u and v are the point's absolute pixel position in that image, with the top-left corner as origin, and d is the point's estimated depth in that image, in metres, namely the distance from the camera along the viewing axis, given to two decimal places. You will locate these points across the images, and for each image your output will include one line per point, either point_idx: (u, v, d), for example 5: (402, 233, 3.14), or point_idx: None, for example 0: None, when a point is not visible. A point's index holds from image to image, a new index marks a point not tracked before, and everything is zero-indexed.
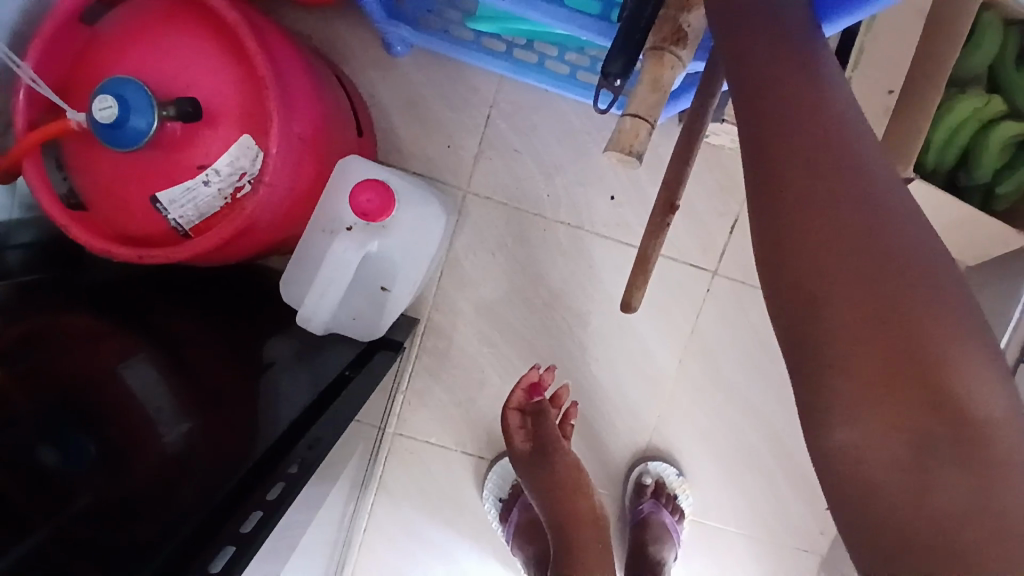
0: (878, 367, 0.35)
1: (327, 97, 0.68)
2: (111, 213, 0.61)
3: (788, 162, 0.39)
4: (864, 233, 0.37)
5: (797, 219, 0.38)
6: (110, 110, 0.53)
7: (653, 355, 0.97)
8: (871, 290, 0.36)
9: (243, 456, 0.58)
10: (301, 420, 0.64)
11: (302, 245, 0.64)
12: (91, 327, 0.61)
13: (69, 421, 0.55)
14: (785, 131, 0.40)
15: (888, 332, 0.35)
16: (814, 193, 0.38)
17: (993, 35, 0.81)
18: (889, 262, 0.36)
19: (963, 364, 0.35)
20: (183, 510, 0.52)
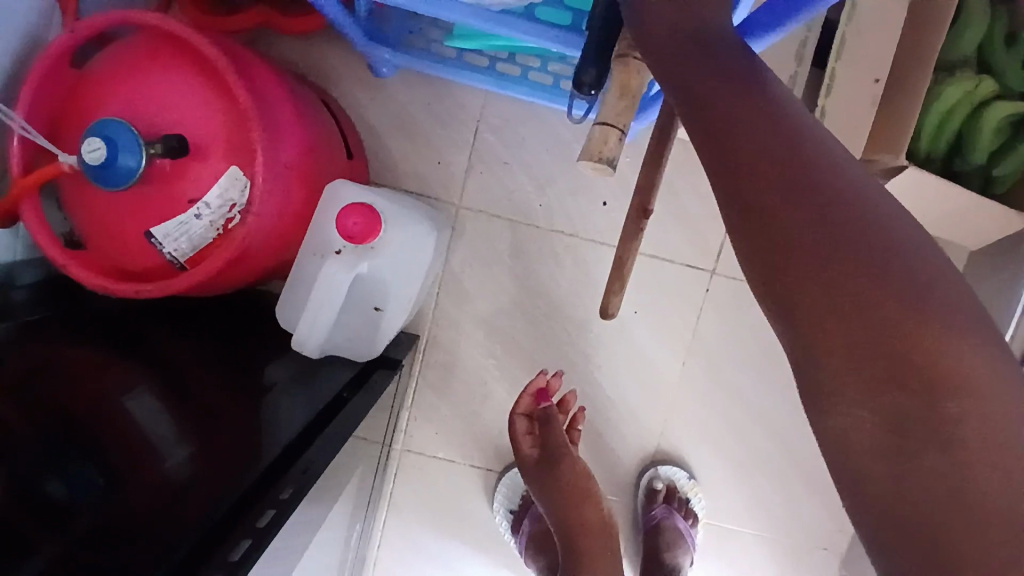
0: (863, 360, 0.35)
1: (312, 122, 0.69)
2: (109, 250, 0.62)
3: (746, 170, 0.40)
4: (836, 229, 0.36)
5: (769, 218, 0.38)
6: (98, 151, 0.55)
7: (656, 358, 0.97)
8: (840, 285, 0.36)
9: (239, 478, 0.58)
10: (297, 443, 0.64)
11: (295, 269, 0.65)
12: (92, 362, 0.63)
13: (74, 455, 0.56)
14: (737, 144, 0.41)
15: (856, 319, 0.35)
16: (783, 191, 0.38)
17: (980, 18, 0.81)
18: (858, 250, 0.36)
19: (935, 343, 0.34)
20: (176, 538, 0.52)
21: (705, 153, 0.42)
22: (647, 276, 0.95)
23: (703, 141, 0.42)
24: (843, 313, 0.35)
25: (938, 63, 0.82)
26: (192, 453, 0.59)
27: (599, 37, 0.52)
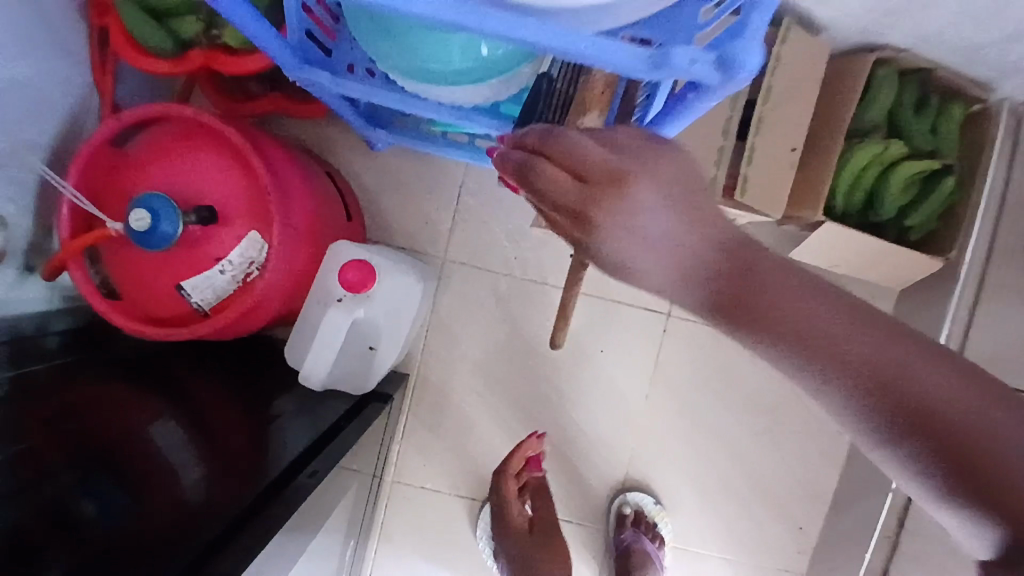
0: (956, 485, 0.38)
1: (319, 192, 0.82)
2: (142, 300, 0.73)
3: (768, 323, 0.43)
4: (884, 368, 0.40)
5: (826, 361, 0.41)
6: (144, 220, 0.66)
7: (622, 393, 1.07)
8: (899, 422, 0.39)
9: (252, 486, 0.67)
10: (302, 457, 0.74)
11: (300, 319, 0.76)
12: (121, 397, 0.73)
13: (95, 471, 0.63)
14: (759, 299, 0.43)
15: (934, 447, 0.38)
16: (818, 334, 0.42)
17: (888, 88, 0.95)
18: (908, 383, 0.39)
19: (1003, 460, 0.37)
20: (186, 539, 0.58)
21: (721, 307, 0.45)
22: (611, 319, 1.07)
23: (715, 297, 0.45)
24: (892, 433, 0.40)
25: (850, 131, 0.96)
26: (201, 475, 0.67)
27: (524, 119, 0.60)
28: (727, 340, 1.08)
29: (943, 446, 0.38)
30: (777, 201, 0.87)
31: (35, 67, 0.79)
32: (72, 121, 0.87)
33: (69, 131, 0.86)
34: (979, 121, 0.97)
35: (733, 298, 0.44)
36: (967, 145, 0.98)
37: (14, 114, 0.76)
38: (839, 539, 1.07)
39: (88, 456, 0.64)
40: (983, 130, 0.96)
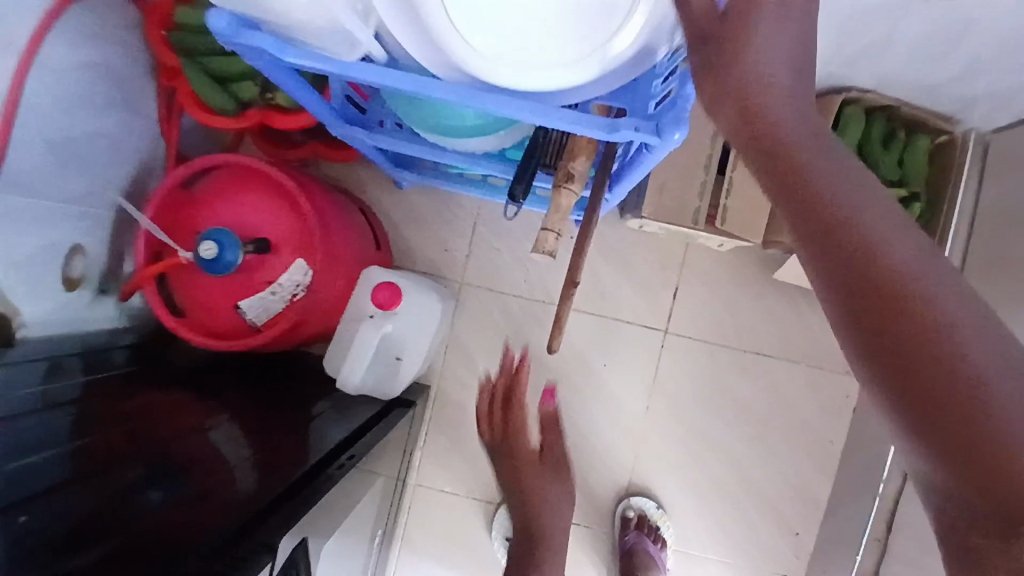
0: (939, 428, 0.35)
1: (353, 225, 0.95)
2: (206, 317, 0.86)
3: (812, 200, 0.42)
4: (912, 290, 0.38)
5: (851, 252, 0.40)
6: (212, 250, 0.79)
7: (623, 403, 1.17)
8: (908, 343, 0.37)
9: (295, 467, 0.77)
10: (337, 448, 0.85)
11: (337, 334, 0.88)
12: (181, 403, 0.85)
13: (158, 463, 0.72)
14: (810, 183, 0.43)
15: (931, 383, 0.36)
16: (851, 230, 0.41)
17: (856, 124, 1.06)
18: (927, 313, 0.37)
19: (1003, 419, 0.34)
20: (236, 507, 0.65)
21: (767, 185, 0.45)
22: (612, 336, 1.17)
23: (763, 175, 0.45)
24: (892, 352, 0.38)
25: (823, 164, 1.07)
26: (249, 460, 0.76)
27: (522, 164, 0.69)
28: (720, 355, 1.17)
29: (941, 382, 0.36)
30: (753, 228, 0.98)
31: (116, 126, 0.96)
32: (141, 167, 1.03)
33: (138, 174, 1.03)
34: (948, 149, 1.09)
35: (786, 173, 0.44)
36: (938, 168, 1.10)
37: (96, 165, 0.93)
38: (831, 543, 1.14)
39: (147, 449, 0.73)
40: (951, 156, 1.08)
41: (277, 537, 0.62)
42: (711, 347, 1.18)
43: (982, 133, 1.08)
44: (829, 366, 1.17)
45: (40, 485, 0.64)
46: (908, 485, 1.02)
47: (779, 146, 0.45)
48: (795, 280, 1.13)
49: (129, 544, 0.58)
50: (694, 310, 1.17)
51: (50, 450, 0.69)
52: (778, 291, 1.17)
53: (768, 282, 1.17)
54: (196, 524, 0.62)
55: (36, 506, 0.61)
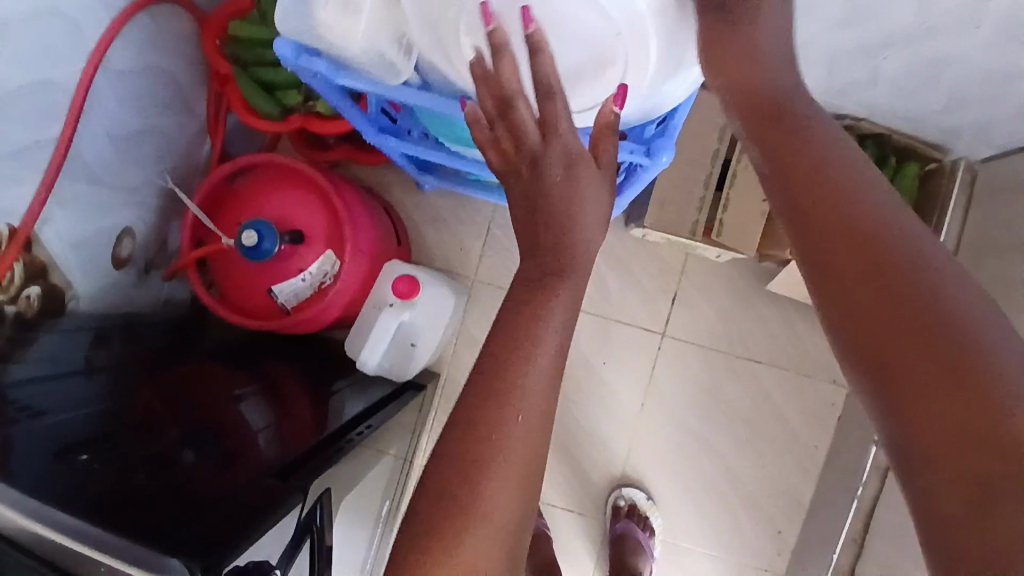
0: (912, 368, 0.41)
1: (379, 221, 1.03)
2: (242, 300, 0.95)
3: (811, 183, 0.51)
4: (890, 256, 0.45)
5: (843, 224, 0.47)
6: (253, 238, 0.87)
7: (619, 399, 1.25)
8: (883, 298, 0.44)
9: (314, 435, 0.85)
10: (353, 421, 0.94)
11: (358, 321, 0.97)
12: (214, 375, 0.95)
13: (197, 426, 0.81)
14: (811, 172, 0.51)
15: (904, 330, 0.42)
16: (844, 209, 0.48)
17: None
18: (904, 275, 0.44)
19: (969, 362, 0.39)
20: (263, 467, 0.73)
21: (776, 170, 0.53)
22: (612, 336, 1.25)
23: (772, 163, 0.54)
24: (872, 304, 0.44)
25: None
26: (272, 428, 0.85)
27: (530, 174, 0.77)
28: (714, 358, 1.25)
29: (911, 328, 0.42)
30: (748, 240, 1.05)
31: (168, 121, 1.06)
32: (185, 159, 1.13)
33: (183, 165, 1.13)
34: (937, 176, 1.18)
35: (791, 164, 0.52)
36: (924, 196, 1.19)
37: (147, 155, 1.03)
38: (811, 542, 1.20)
39: (186, 413, 0.82)
40: (939, 184, 1.17)
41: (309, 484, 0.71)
42: (705, 351, 1.25)
43: (972, 162, 1.15)
44: (818, 375, 1.24)
45: (91, 432, 0.71)
46: (885, 489, 1.08)
47: (786, 144, 0.54)
48: (788, 292, 1.20)
49: (180, 481, 0.66)
50: (690, 315, 1.24)
51: (94, 406, 0.77)
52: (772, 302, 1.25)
53: (763, 294, 1.24)
54: (236, 473, 0.71)
55: (91, 447, 0.68)
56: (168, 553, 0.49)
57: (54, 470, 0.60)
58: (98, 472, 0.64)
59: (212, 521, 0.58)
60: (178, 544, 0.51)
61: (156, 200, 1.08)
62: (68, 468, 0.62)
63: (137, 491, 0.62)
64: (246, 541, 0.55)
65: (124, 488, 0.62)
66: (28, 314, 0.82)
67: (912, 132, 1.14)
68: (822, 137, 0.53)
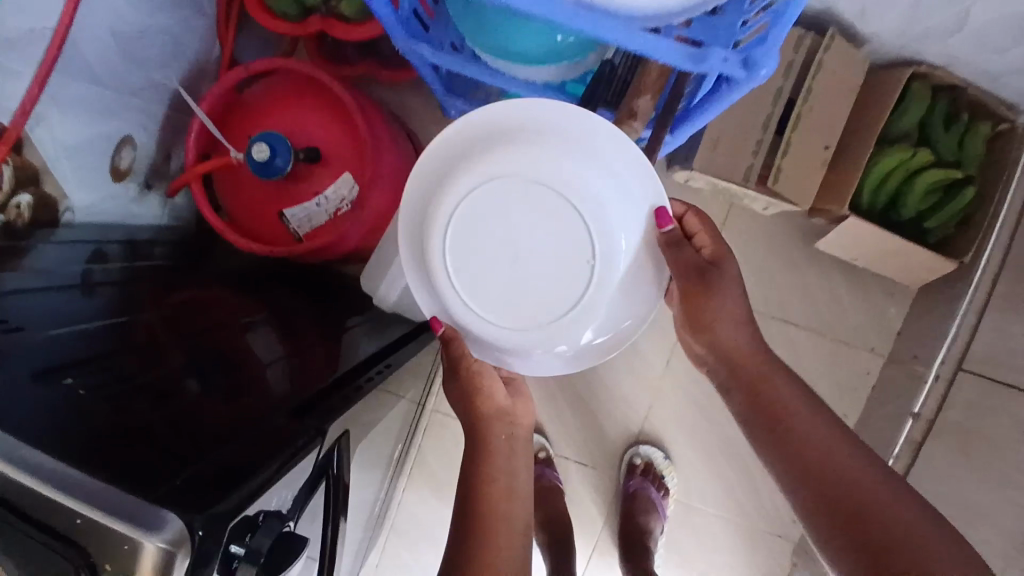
0: (851, 525, 0.59)
1: (403, 146, 0.94)
2: (251, 224, 0.88)
3: (765, 381, 0.70)
4: (825, 446, 0.65)
5: (794, 421, 0.67)
6: (264, 153, 0.79)
7: (643, 354, 1.20)
8: (830, 478, 0.62)
9: (329, 375, 0.79)
10: (371, 359, 0.89)
11: (376, 252, 0.89)
12: (222, 303, 0.88)
13: (202, 358, 0.74)
14: (760, 373, 0.71)
15: (842, 497, 0.61)
16: (796, 405, 0.68)
17: (920, 102, 1.04)
18: (840, 459, 0.63)
19: (889, 523, 0.58)
20: (271, 407, 0.67)
21: (731, 368, 0.73)
22: None
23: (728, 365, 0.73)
24: (819, 476, 0.63)
25: (883, 136, 1.05)
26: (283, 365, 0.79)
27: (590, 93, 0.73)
28: None
29: (850, 500, 0.60)
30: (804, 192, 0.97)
31: (170, 21, 0.95)
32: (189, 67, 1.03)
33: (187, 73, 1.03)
34: (1007, 138, 1.04)
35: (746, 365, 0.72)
36: (992, 165, 1.06)
37: (150, 56, 0.93)
38: None
39: (190, 343, 0.75)
40: (1009, 147, 1.03)
41: (326, 426, 0.65)
42: None
43: None
44: (854, 342, 1.19)
45: (85, 352, 0.65)
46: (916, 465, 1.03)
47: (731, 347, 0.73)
48: (835, 251, 1.14)
49: (183, 414, 0.60)
50: None
51: (91, 323, 0.70)
52: (815, 260, 1.18)
53: (808, 251, 1.18)
54: (243, 410, 0.65)
55: (78, 371, 0.61)
56: (161, 504, 0.42)
57: (37, 398, 0.54)
58: (87, 399, 0.57)
59: (214, 462, 0.52)
60: (174, 493, 0.44)
61: (156, 109, 0.99)
62: (50, 396, 0.55)
63: (134, 426, 0.55)
64: (255, 490, 0.49)
65: (116, 419, 0.55)
66: (18, 225, 0.74)
67: (991, 87, 1.02)
68: (758, 340, 0.73)
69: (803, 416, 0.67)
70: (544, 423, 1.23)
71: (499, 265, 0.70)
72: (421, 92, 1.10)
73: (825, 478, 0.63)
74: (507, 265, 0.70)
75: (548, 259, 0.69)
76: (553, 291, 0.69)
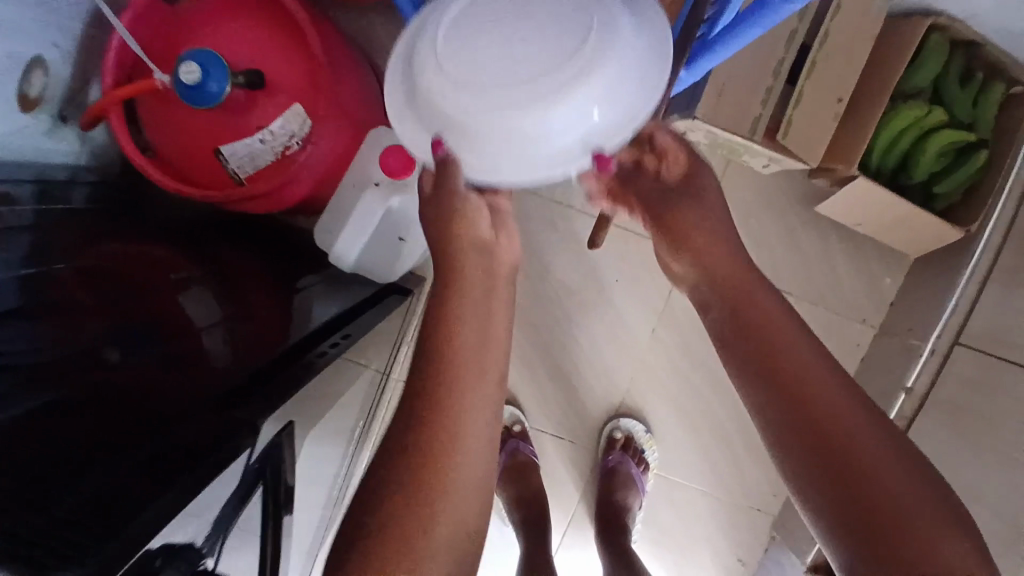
0: (853, 526, 0.43)
1: (367, 81, 0.81)
2: (184, 164, 0.75)
3: (756, 329, 0.54)
4: (832, 414, 0.47)
5: (790, 376, 0.50)
6: (193, 73, 0.65)
7: (627, 322, 1.12)
8: (834, 458, 0.46)
9: (276, 346, 0.75)
10: (327, 326, 0.83)
11: (334, 199, 0.77)
12: (157, 255, 0.76)
13: (134, 326, 0.66)
14: (752, 315, 0.55)
15: (845, 489, 0.45)
16: (795, 358, 0.51)
17: (936, 56, 0.96)
18: (848, 435, 0.46)
19: (907, 530, 0.42)
20: (200, 392, 0.63)
21: (720, 313, 0.57)
22: (629, 250, 1.11)
23: (716, 307, 0.58)
24: (818, 455, 0.46)
25: (895, 92, 0.97)
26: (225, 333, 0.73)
27: None
28: None
29: (861, 496, 0.44)
30: (813, 147, 0.90)
31: None
32: None
33: None
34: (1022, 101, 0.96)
35: (734, 307, 0.56)
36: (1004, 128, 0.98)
37: None
38: None
39: (120, 306, 0.67)
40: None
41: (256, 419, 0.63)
42: None
43: None
44: (848, 312, 1.12)
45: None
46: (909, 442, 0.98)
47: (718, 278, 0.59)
48: (837, 215, 1.06)
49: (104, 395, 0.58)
50: None
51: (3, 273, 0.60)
52: (812, 225, 1.11)
53: (806, 214, 1.10)
54: (173, 394, 0.62)
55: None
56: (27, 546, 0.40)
57: None
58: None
59: (115, 469, 0.50)
60: (62, 520, 0.43)
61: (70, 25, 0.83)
62: None
63: (49, 412, 0.53)
64: (158, 520, 0.47)
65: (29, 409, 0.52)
66: None
67: (1011, 42, 0.94)
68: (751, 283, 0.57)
69: (800, 372, 0.50)
70: (520, 393, 1.14)
71: (474, 57, 0.50)
72: (390, 20, 0.97)
73: (820, 455, 0.46)
74: (483, 47, 0.50)
75: (535, 49, 0.49)
76: (533, 90, 0.49)
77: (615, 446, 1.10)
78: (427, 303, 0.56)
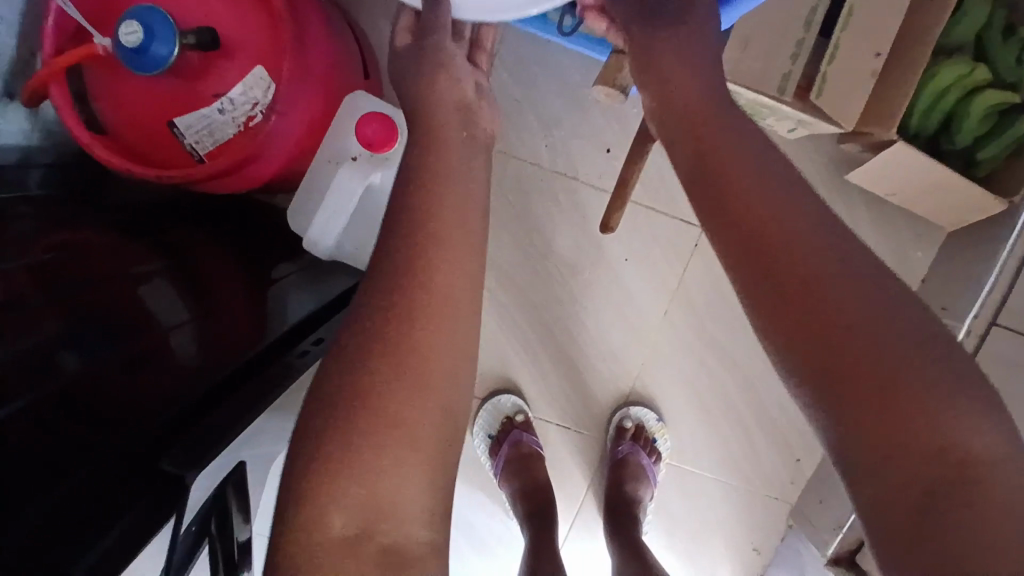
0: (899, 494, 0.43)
1: (344, 42, 0.72)
2: (137, 139, 0.67)
3: (802, 279, 0.49)
4: (892, 373, 0.45)
5: (837, 337, 0.46)
6: (135, 35, 0.58)
7: (637, 303, 1.04)
8: (889, 432, 0.44)
9: (256, 340, 0.68)
10: (305, 323, 0.75)
11: (307, 176, 0.68)
12: (115, 246, 0.67)
13: (93, 325, 0.57)
14: (791, 264, 0.50)
15: (900, 458, 0.43)
16: (851, 315, 0.47)
17: (980, 7, 0.86)
18: (911, 402, 0.44)
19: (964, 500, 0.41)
20: (182, 389, 0.59)
21: (747, 261, 0.52)
22: (639, 224, 1.02)
23: (742, 249, 0.52)
24: (872, 421, 0.44)
25: (935, 47, 0.88)
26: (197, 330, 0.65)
27: None
28: None
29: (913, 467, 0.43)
30: (849, 107, 0.80)
31: None
32: None
33: None
34: None
35: (765, 259, 0.51)
36: None
37: None
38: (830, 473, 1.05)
39: (77, 300, 0.58)
40: None
41: (236, 425, 0.61)
42: None
43: None
44: None
45: None
46: None
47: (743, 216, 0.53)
48: (867, 184, 0.97)
49: (78, 397, 0.52)
50: None
51: None
52: (837, 195, 1.02)
53: (832, 183, 1.01)
54: (154, 395, 0.57)
55: None
56: None
57: None
58: None
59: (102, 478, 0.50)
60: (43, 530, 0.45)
61: None
62: None
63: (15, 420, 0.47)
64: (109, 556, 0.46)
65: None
66: None
67: None
68: (802, 229, 0.51)
69: (854, 329, 0.46)
70: (523, 380, 1.07)
71: None
72: None
73: (876, 426, 0.44)
74: None
75: None
76: None
77: (625, 437, 1.02)
78: (417, 295, 0.51)
